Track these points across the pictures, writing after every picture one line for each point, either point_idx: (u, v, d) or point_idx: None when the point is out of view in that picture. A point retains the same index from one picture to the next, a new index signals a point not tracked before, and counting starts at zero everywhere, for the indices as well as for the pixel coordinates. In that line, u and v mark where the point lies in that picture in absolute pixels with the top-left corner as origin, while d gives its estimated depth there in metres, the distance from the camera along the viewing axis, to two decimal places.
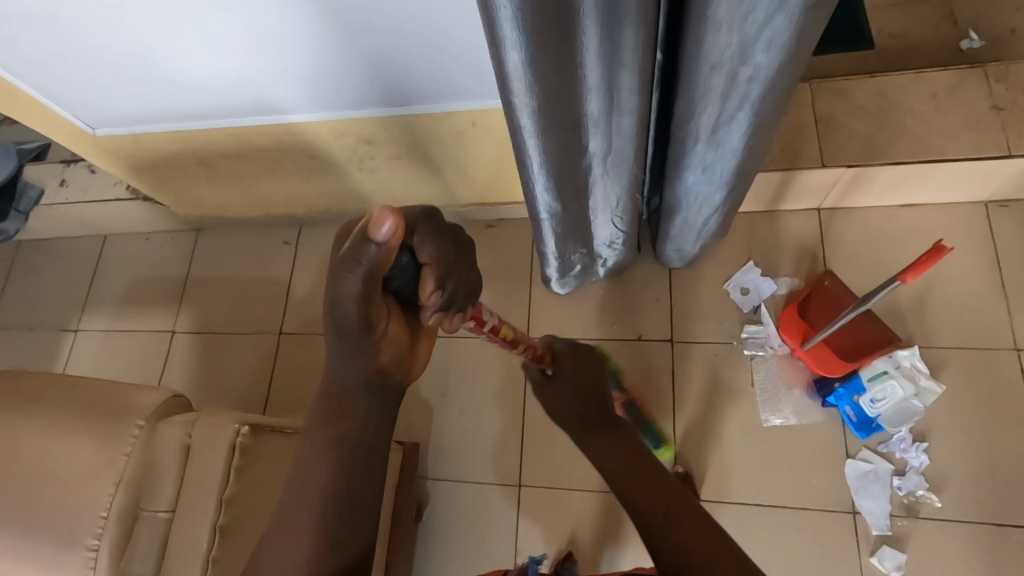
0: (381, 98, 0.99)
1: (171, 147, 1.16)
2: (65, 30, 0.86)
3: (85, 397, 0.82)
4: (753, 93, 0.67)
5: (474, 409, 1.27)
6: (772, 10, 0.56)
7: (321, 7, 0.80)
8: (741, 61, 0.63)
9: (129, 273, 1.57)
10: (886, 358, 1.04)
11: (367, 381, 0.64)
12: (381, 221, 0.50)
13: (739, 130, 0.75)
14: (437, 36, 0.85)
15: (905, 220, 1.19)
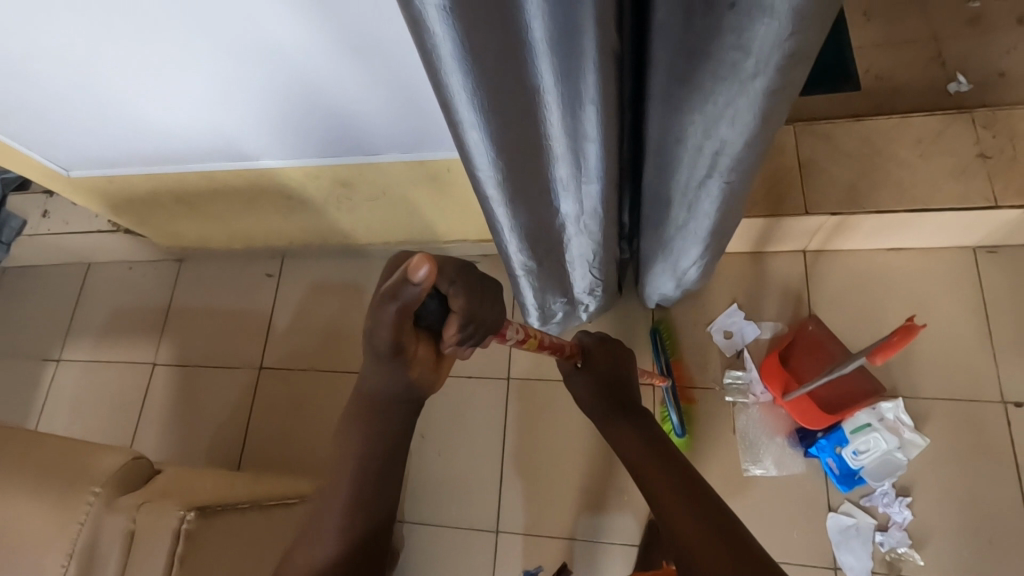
0: (353, 144, 0.98)
1: (147, 187, 1.15)
2: (27, 81, 0.85)
3: (43, 460, 0.79)
4: (722, 164, 0.66)
5: (453, 450, 1.25)
6: (734, 93, 0.55)
7: (284, 61, 0.79)
8: (707, 134, 0.61)
9: (112, 303, 1.56)
10: (869, 410, 1.05)
11: (401, 395, 0.72)
12: (416, 272, 0.54)
13: (713, 196, 0.73)
14: (404, 91, 0.84)
15: (892, 264, 1.16)
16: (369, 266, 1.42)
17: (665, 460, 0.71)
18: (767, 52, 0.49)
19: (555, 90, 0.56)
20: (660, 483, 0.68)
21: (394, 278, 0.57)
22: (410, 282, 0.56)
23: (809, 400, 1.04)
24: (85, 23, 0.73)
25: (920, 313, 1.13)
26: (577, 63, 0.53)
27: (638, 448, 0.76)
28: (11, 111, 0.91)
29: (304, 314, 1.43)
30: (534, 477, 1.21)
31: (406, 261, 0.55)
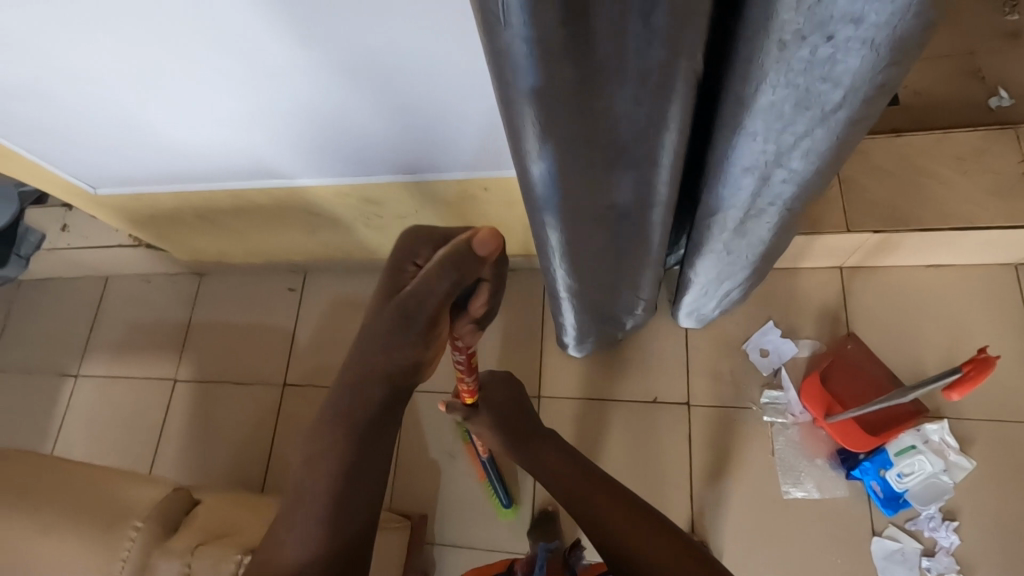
0: (387, 164, 0.96)
1: (174, 204, 1.13)
2: (58, 101, 0.83)
3: (77, 493, 0.78)
4: (786, 192, 0.66)
5: (482, 471, 1.23)
6: (812, 124, 0.55)
7: (321, 82, 0.77)
8: (777, 164, 0.61)
9: (131, 317, 1.53)
10: (913, 432, 1.03)
11: (389, 377, 0.73)
12: (489, 240, 0.61)
13: (770, 221, 0.73)
14: (446, 112, 0.82)
15: (931, 281, 1.14)
16: None
17: (602, 479, 0.81)
18: (856, 79, 0.49)
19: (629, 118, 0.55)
20: (595, 501, 0.78)
21: (461, 245, 0.62)
22: (477, 252, 0.63)
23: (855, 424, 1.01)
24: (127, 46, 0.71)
25: (961, 332, 1.11)
26: (658, 90, 0.52)
27: (573, 477, 0.82)
28: (42, 131, 0.90)
29: (327, 330, 1.41)
30: (566, 498, 1.19)
31: (472, 234, 0.63)
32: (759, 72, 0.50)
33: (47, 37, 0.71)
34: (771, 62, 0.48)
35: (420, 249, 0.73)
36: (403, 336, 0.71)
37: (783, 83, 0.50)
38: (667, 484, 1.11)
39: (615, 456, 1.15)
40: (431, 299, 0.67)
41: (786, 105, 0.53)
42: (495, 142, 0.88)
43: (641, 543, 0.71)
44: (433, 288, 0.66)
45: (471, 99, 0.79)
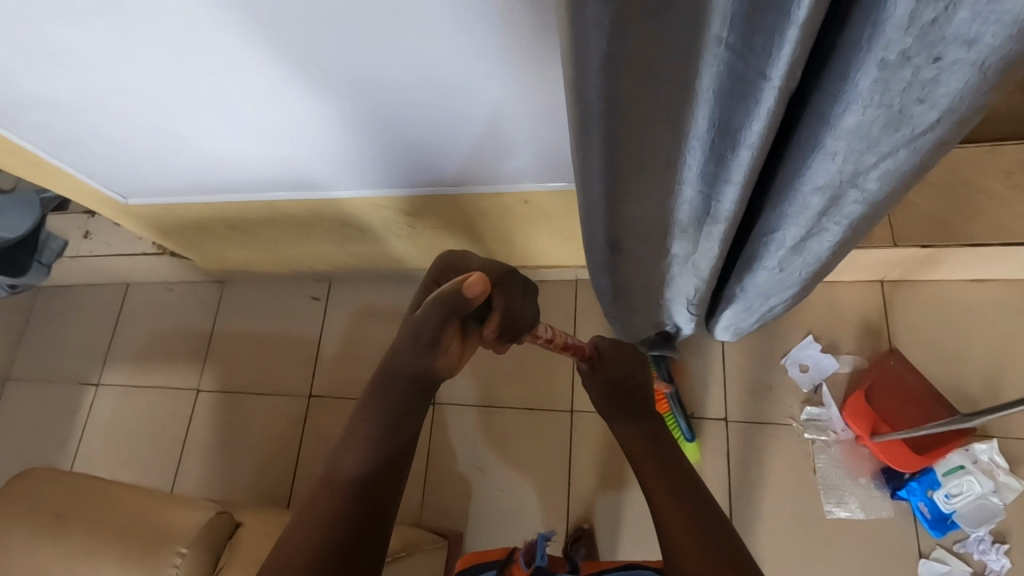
0: (429, 174, 0.95)
1: (205, 214, 1.11)
2: (103, 113, 0.82)
3: (121, 522, 0.78)
4: (855, 210, 0.63)
5: (514, 485, 1.21)
6: (897, 143, 0.52)
7: (362, 100, 0.77)
8: (853, 181, 0.58)
9: (152, 326, 1.51)
10: (962, 452, 1.01)
11: (415, 377, 0.70)
12: (472, 286, 0.59)
13: (830, 239, 0.70)
14: (487, 127, 0.82)
15: (975, 295, 1.12)
16: None
17: (674, 465, 0.74)
18: (955, 101, 0.46)
19: (701, 137, 0.52)
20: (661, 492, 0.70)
21: (453, 287, 0.61)
22: (465, 295, 0.60)
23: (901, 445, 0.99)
24: (182, 62, 0.70)
25: (1008, 348, 1.09)
26: (740, 113, 0.49)
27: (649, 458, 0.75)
28: (81, 143, 0.89)
29: (353, 339, 1.39)
30: (600, 513, 1.16)
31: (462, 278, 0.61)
32: (850, 94, 0.46)
33: (94, 56, 0.70)
34: (866, 82, 0.45)
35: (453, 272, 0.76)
36: (412, 352, 0.68)
37: (874, 104, 0.47)
38: None
39: None
40: (430, 328, 0.65)
41: (873, 126, 0.50)
42: (509, 128, 0.82)
43: (685, 549, 0.65)
44: (428, 321, 0.65)
45: (475, 87, 0.74)
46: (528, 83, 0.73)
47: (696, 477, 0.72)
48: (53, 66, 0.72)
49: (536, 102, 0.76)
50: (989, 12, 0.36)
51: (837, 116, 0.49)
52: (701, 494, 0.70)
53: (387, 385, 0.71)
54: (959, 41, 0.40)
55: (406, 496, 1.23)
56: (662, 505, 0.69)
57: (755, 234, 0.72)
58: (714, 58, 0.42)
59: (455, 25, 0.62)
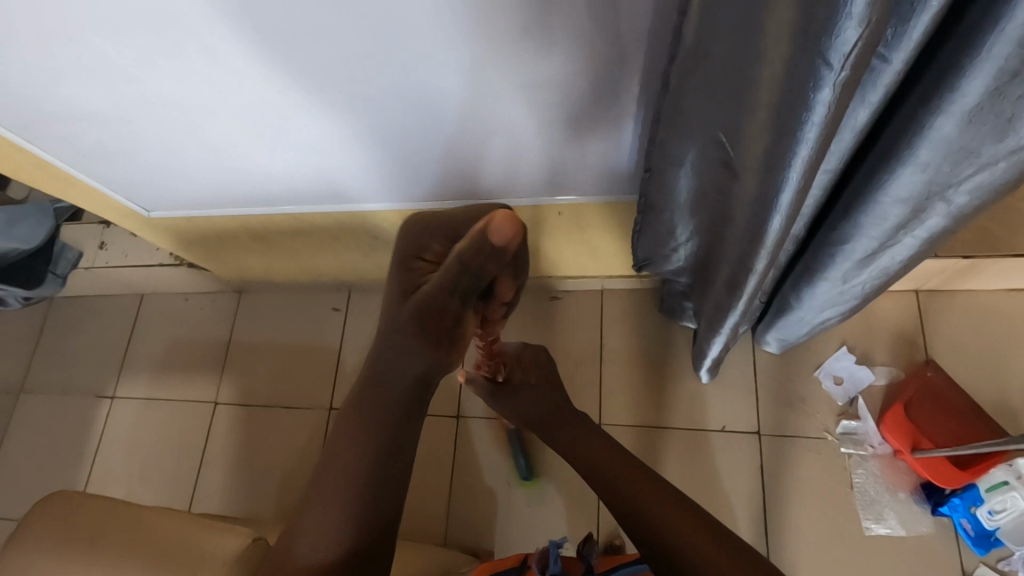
0: (461, 188, 0.94)
1: (228, 226, 1.09)
2: (136, 125, 0.81)
3: (157, 549, 0.76)
4: (934, 223, 0.61)
5: (541, 500, 1.19)
6: (994, 154, 0.51)
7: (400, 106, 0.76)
8: (939, 194, 0.56)
9: (169, 336, 1.49)
10: (1005, 466, 0.96)
11: (413, 374, 0.73)
12: (508, 223, 0.61)
13: (901, 252, 0.68)
14: (521, 136, 0.81)
15: (1012, 306, 1.10)
16: None
17: (645, 467, 0.76)
18: None
19: (806, 154, 0.50)
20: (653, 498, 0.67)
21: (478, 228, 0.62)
22: (498, 240, 0.62)
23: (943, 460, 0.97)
24: (222, 73, 0.71)
25: None
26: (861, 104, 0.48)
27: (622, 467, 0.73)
28: (109, 155, 0.88)
29: None
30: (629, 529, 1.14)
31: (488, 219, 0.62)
32: (957, 99, 0.46)
33: (131, 64, 0.69)
34: (980, 87, 0.44)
35: (428, 242, 0.74)
36: (417, 330, 0.71)
37: (983, 110, 0.46)
38: (740, 519, 1.06)
39: (683, 488, 1.10)
40: (447, 289, 0.68)
41: (977, 133, 0.49)
42: (545, 136, 0.81)
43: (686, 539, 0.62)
44: (451, 283, 0.68)
45: (509, 98, 0.74)
46: (523, 98, 0.74)
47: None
48: (88, 78, 0.72)
49: (579, 107, 0.75)
50: None
51: (936, 125, 0.48)
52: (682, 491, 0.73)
53: (378, 391, 0.72)
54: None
55: (430, 511, 1.21)
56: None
57: (819, 247, 0.70)
58: (846, 53, 0.41)
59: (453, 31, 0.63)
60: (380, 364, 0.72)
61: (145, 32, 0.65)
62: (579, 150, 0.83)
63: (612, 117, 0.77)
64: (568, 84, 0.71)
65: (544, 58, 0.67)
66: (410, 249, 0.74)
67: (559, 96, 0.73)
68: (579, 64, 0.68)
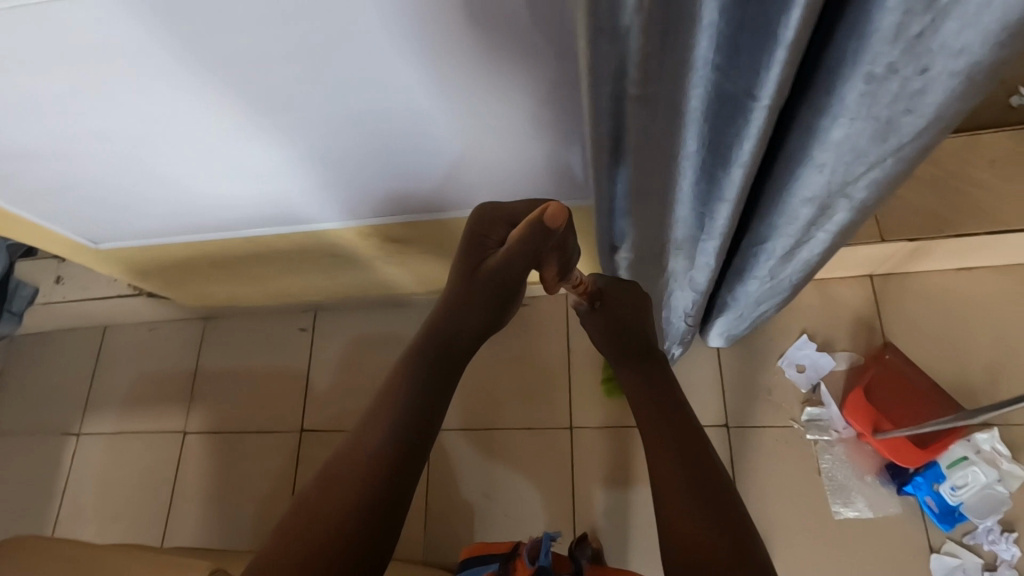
0: (425, 203, 0.95)
1: (183, 255, 1.08)
2: (103, 164, 0.81)
3: None
4: (840, 219, 0.62)
5: (520, 509, 1.19)
6: (884, 155, 0.52)
7: (334, 129, 0.76)
8: (841, 193, 0.58)
9: (134, 369, 1.46)
10: (964, 442, 1.00)
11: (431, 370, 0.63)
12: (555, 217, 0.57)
13: (815, 249, 0.70)
14: (454, 151, 0.82)
15: (963, 285, 1.12)
16: (410, 315, 1.36)
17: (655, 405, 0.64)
18: (943, 110, 0.45)
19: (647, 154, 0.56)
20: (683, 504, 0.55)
21: (533, 221, 0.58)
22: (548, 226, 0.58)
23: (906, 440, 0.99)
24: (189, 111, 0.72)
25: (1004, 336, 1.08)
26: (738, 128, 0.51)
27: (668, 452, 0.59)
28: (50, 192, 0.87)
29: (344, 370, 1.35)
30: (609, 530, 1.16)
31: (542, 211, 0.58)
32: (840, 105, 0.48)
33: (55, 98, 0.68)
34: (855, 94, 0.46)
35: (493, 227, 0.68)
36: (484, 313, 0.66)
37: (859, 116, 0.48)
38: None
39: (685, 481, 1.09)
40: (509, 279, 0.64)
41: (863, 138, 0.50)
42: (482, 150, 0.82)
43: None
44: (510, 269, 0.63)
45: (442, 116, 0.75)
46: (465, 115, 0.75)
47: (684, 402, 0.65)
48: (14, 116, 0.71)
49: (510, 120, 0.76)
50: (972, 22, 0.37)
51: (831, 129, 0.50)
52: (691, 427, 0.62)
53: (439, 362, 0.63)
54: (946, 52, 0.40)
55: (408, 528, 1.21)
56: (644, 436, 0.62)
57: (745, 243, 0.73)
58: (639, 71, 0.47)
59: (389, 58, 0.65)
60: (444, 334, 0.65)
61: (70, 70, 0.64)
62: (535, 162, 0.85)
63: (546, 129, 0.78)
64: (517, 100, 0.72)
65: (494, 77, 0.69)
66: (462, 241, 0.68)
67: (488, 110, 0.74)
68: (505, 79, 0.69)
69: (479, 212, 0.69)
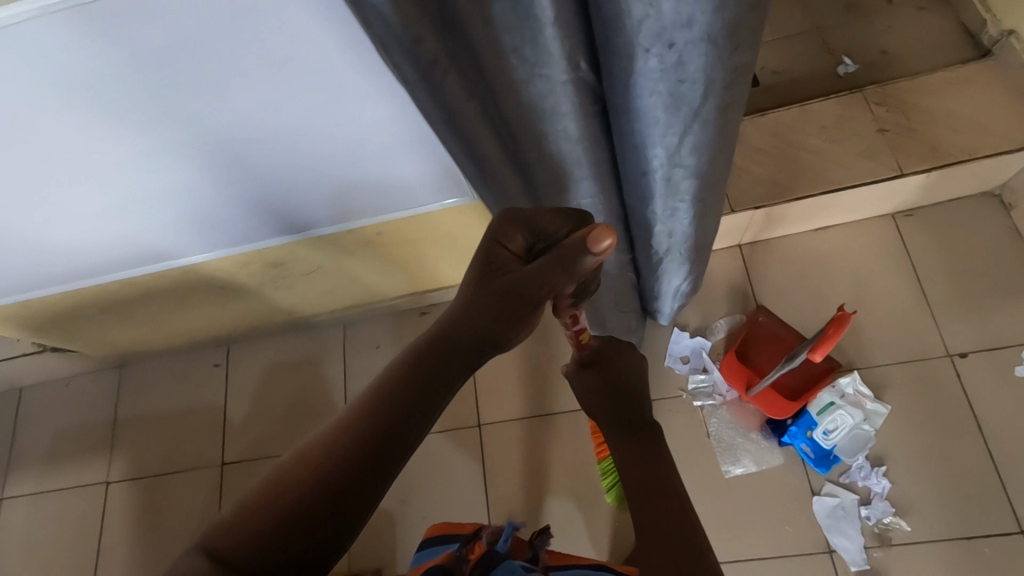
0: (337, 214, 0.98)
1: (69, 302, 1.10)
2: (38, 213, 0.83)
3: None
4: (687, 186, 0.73)
5: (439, 511, 1.23)
6: (685, 122, 0.63)
7: (208, 147, 0.78)
8: (673, 159, 0.68)
9: (53, 425, 1.46)
10: (831, 389, 1.04)
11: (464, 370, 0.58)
12: (606, 238, 0.55)
13: (685, 218, 0.79)
14: (349, 157, 0.86)
15: (821, 244, 1.19)
16: (319, 337, 1.40)
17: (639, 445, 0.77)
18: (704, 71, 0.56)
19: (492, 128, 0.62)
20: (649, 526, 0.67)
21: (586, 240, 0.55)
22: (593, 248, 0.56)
23: (773, 393, 1.06)
24: (130, 146, 0.75)
25: (861, 286, 1.15)
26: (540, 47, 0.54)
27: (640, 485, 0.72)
28: None
29: (261, 398, 1.37)
30: (524, 520, 1.20)
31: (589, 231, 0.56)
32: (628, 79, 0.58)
33: None
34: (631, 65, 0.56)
35: (514, 233, 0.63)
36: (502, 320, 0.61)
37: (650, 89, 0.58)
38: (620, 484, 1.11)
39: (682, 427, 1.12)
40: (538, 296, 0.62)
41: (672, 97, 0.59)
42: (365, 156, 0.86)
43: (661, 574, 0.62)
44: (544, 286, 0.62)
45: (348, 117, 0.78)
46: (395, 109, 0.78)
47: (660, 445, 0.77)
48: None
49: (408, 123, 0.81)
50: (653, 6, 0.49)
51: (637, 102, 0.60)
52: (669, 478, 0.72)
53: (457, 359, 0.57)
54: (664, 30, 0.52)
55: None
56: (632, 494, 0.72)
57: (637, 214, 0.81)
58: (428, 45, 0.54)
59: (337, 61, 0.68)
60: (455, 332, 0.59)
61: None
62: (423, 165, 0.90)
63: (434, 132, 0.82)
64: None
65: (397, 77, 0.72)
66: (483, 250, 0.63)
67: (385, 113, 0.78)
68: (376, 83, 0.73)
69: (501, 218, 0.64)
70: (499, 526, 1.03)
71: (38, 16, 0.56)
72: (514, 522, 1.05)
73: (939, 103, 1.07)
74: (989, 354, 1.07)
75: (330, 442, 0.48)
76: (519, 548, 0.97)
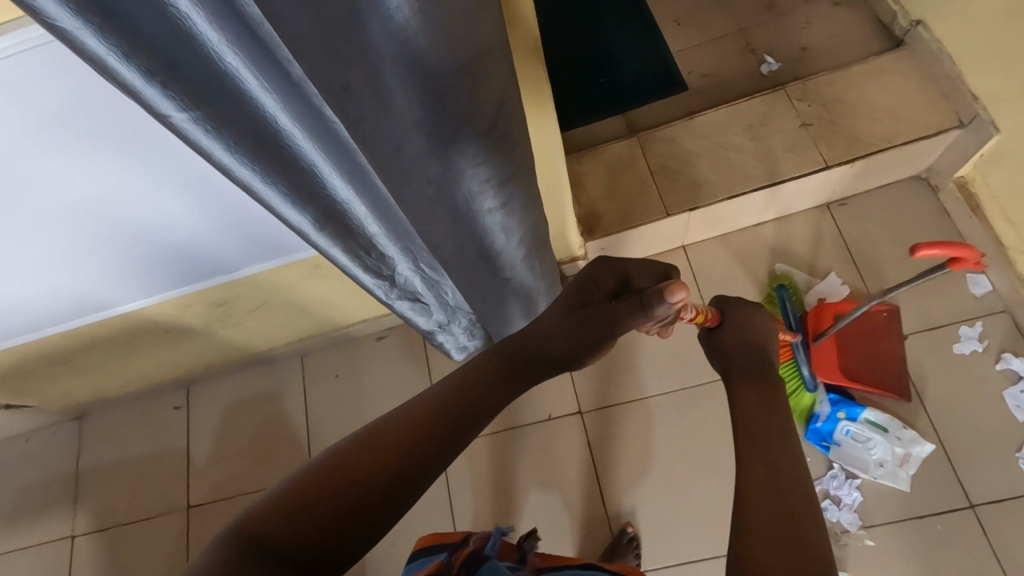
0: (294, 243, 0.98)
1: (11, 358, 1.08)
2: None
3: None
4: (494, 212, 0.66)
5: (406, 537, 1.22)
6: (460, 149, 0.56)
7: (124, 197, 0.78)
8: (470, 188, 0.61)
9: (13, 484, 1.43)
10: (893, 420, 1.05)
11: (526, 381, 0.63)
12: (678, 294, 0.57)
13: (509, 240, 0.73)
14: None
15: (760, 239, 1.21)
16: (278, 371, 1.39)
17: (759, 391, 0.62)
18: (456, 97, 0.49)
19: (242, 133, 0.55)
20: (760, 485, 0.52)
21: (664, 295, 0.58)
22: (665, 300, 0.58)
23: (832, 346, 1.09)
24: (95, 181, 0.74)
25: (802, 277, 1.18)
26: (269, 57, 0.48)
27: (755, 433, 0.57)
28: None
29: (223, 438, 1.36)
30: None
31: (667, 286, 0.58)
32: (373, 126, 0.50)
33: None
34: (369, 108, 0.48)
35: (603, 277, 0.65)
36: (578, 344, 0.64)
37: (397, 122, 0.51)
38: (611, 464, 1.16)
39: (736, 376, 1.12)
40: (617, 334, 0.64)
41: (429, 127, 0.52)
42: None
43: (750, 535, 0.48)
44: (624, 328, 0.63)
45: None
46: None
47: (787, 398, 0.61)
48: None
49: None
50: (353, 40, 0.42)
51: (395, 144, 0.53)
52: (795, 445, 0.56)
53: (524, 376, 0.63)
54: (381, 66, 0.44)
55: None
56: (741, 460, 0.55)
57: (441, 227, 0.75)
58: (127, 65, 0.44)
59: None
60: (530, 350, 0.63)
61: None
62: None
63: None
64: None
65: None
66: (574, 288, 0.66)
67: None
68: None
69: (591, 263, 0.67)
70: (485, 531, 0.94)
71: (10, 53, 0.55)
72: (502, 526, 0.96)
73: (859, 95, 1.11)
74: (928, 334, 1.10)
75: (396, 437, 0.53)
76: (508, 552, 0.92)
